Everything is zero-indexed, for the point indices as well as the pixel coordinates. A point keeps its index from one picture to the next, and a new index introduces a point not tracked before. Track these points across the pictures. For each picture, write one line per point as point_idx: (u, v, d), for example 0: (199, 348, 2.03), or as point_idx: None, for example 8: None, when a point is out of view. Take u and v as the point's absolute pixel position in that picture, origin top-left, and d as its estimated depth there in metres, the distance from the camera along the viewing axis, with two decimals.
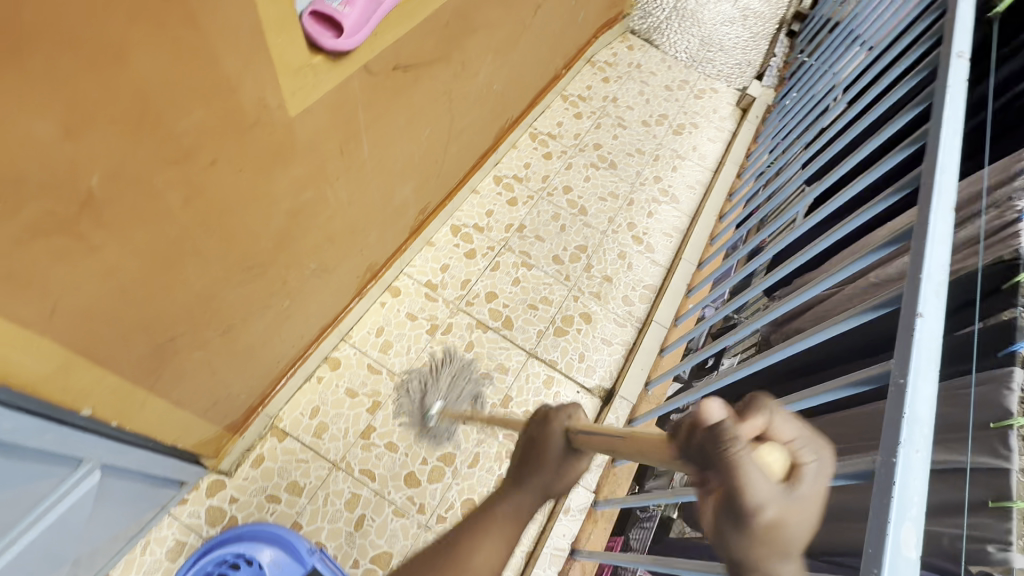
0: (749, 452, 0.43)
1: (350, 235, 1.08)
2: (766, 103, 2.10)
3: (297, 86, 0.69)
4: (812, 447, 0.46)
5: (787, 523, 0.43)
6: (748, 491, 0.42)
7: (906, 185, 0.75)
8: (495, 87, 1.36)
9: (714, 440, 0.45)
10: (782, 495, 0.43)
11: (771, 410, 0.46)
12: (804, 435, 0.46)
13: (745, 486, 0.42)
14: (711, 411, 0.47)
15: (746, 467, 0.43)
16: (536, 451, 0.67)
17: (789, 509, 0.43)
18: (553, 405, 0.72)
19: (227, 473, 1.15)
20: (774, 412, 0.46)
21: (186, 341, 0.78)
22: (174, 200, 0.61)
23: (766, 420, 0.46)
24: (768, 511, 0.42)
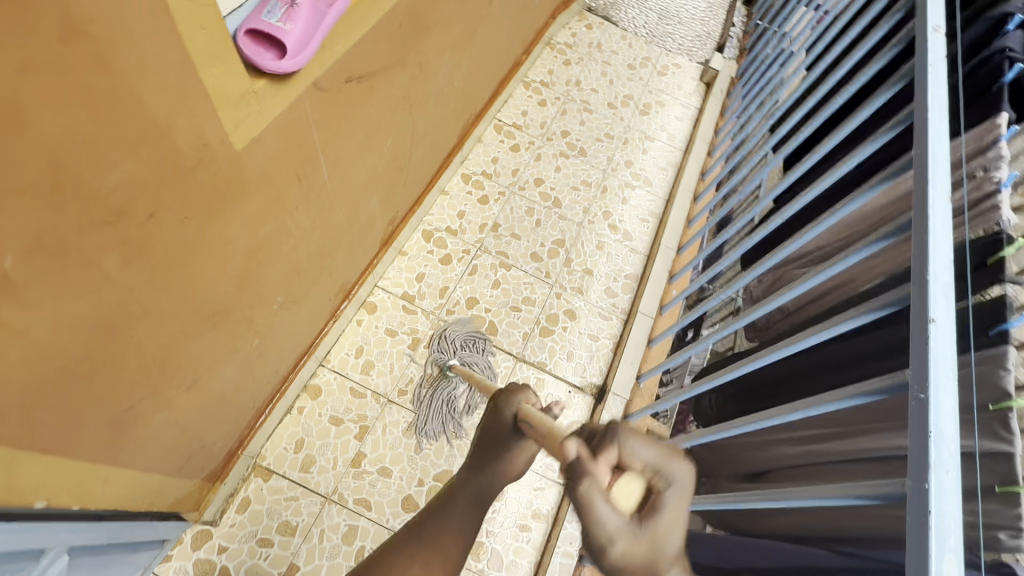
0: (597, 493, 0.52)
1: (317, 261, 1.01)
2: (729, 76, 2.08)
3: (239, 117, 0.61)
4: (664, 472, 0.55)
5: (637, 550, 0.51)
6: (598, 525, 0.52)
7: (899, 170, 0.74)
8: (456, 84, 1.29)
9: (569, 478, 0.56)
10: (629, 528, 0.52)
11: (623, 441, 0.57)
12: (659, 462, 0.56)
13: (593, 521, 0.52)
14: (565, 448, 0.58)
15: (592, 502, 0.52)
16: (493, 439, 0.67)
17: (634, 542, 0.51)
18: (509, 387, 0.73)
19: (211, 522, 1.08)
20: (627, 442, 0.57)
21: (147, 406, 0.71)
22: (110, 263, 0.53)
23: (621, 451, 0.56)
24: (618, 543, 0.51)
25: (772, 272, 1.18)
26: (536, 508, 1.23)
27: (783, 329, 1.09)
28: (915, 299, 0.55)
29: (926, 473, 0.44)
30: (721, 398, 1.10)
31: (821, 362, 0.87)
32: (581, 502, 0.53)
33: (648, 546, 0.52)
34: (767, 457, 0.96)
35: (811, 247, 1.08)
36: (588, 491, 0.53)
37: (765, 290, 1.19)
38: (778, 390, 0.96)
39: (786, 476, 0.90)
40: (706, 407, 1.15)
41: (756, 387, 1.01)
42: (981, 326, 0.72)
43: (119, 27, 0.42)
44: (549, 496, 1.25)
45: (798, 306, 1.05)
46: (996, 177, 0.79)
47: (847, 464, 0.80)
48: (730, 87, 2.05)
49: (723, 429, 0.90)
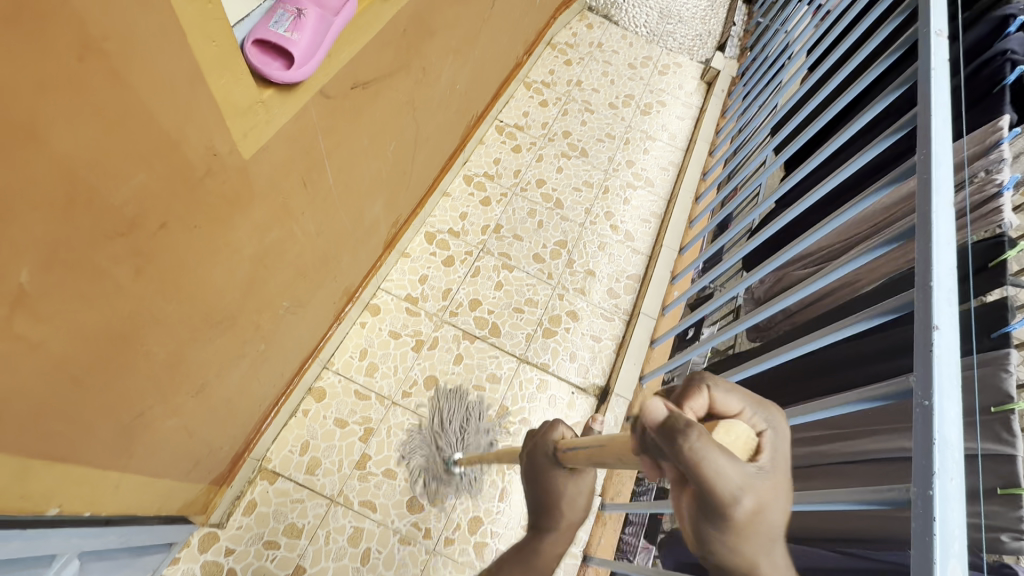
0: (711, 440, 0.36)
1: (322, 265, 1.01)
2: (730, 75, 2.08)
3: (248, 126, 0.61)
4: (762, 414, 0.42)
5: (767, 505, 0.37)
6: (719, 482, 0.36)
7: (902, 175, 0.75)
8: (459, 86, 1.29)
9: (667, 442, 0.36)
10: (751, 478, 0.37)
11: (711, 385, 0.43)
12: (754, 403, 0.43)
13: (711, 478, 0.36)
14: (653, 409, 0.38)
15: (709, 452, 0.35)
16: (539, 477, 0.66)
17: (763, 492, 0.37)
18: (543, 428, 0.71)
19: (218, 525, 1.09)
20: (714, 385, 0.43)
21: (156, 413, 0.71)
22: (123, 274, 0.54)
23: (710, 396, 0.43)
24: (747, 497, 0.36)
25: (774, 274, 1.18)
26: None
27: (785, 329, 1.09)
28: (919, 305, 0.55)
29: (930, 479, 0.44)
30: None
31: (827, 364, 0.87)
32: (692, 459, 0.35)
33: (776, 498, 0.38)
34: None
35: (814, 249, 1.09)
36: (702, 445, 0.35)
37: (767, 291, 1.20)
38: (782, 391, 0.96)
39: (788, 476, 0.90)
40: None
41: (761, 389, 1.02)
42: (984, 329, 0.71)
43: (133, 42, 0.42)
44: None
45: (800, 307, 1.06)
46: (999, 179, 0.79)
47: (848, 465, 0.80)
48: (731, 87, 2.06)
49: None
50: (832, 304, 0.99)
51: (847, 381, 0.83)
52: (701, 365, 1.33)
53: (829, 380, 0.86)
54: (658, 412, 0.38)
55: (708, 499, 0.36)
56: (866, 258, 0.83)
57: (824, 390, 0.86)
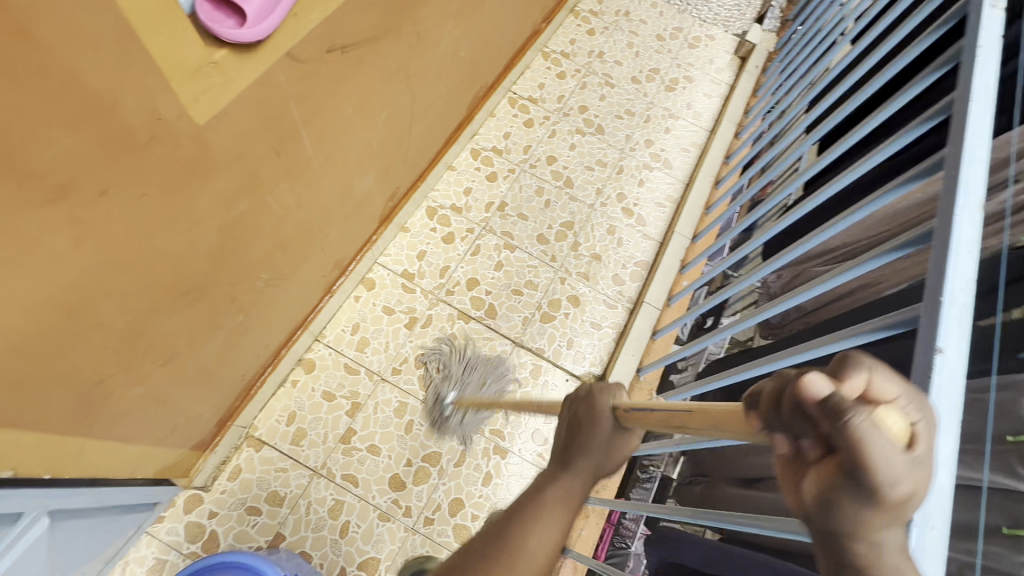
0: (874, 420, 0.32)
1: (306, 237, 0.99)
2: (767, 50, 1.93)
3: (200, 89, 0.57)
4: (917, 403, 0.34)
5: (919, 492, 0.33)
6: (882, 466, 0.32)
7: (929, 169, 0.66)
8: (462, 54, 1.22)
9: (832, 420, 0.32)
10: (909, 467, 0.32)
11: (866, 362, 0.35)
12: (909, 386, 0.35)
13: (872, 460, 0.32)
14: (813, 386, 0.33)
15: (870, 438, 0.31)
16: (585, 428, 0.62)
17: (920, 479, 0.33)
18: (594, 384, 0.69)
19: (203, 487, 1.11)
20: (870, 362, 0.35)
21: (118, 381, 0.71)
22: (59, 241, 0.52)
23: (865, 372, 0.34)
24: (903, 485, 0.32)
25: (791, 268, 1.11)
26: None
27: (797, 328, 1.03)
28: (923, 322, 0.48)
29: (906, 528, 0.38)
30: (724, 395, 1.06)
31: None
32: (855, 438, 0.32)
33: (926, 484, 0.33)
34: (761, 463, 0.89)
35: (833, 245, 1.00)
36: (868, 426, 0.31)
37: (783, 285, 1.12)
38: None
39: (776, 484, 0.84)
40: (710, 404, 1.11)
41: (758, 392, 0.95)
42: (1009, 347, 0.64)
43: None
44: None
45: (816, 307, 0.99)
46: None
47: None
48: (766, 63, 1.91)
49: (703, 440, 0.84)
50: (844, 307, 0.91)
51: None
52: (718, 355, 1.28)
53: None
54: (819, 389, 0.33)
55: (863, 480, 0.32)
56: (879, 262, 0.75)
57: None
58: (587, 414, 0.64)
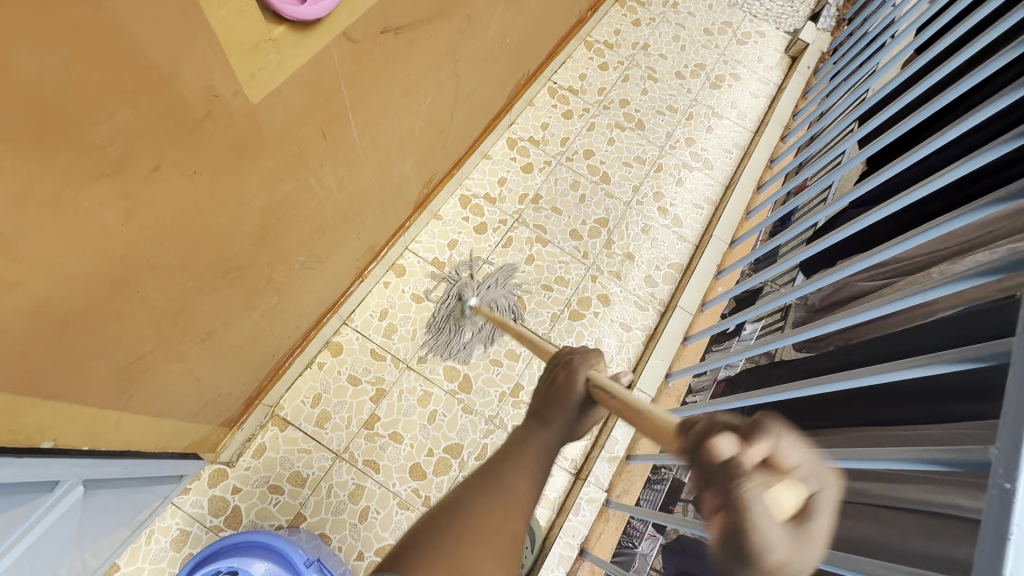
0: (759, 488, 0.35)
1: (342, 222, 0.97)
2: (820, 50, 1.85)
3: (257, 67, 0.56)
4: (814, 477, 0.37)
5: (799, 563, 0.35)
6: (760, 532, 0.34)
7: (1017, 192, 0.62)
8: (509, 40, 1.18)
9: (724, 478, 0.37)
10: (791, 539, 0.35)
11: (775, 431, 0.38)
12: (816, 464, 0.38)
13: (754, 527, 0.35)
14: (721, 447, 0.38)
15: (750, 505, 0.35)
16: (560, 396, 0.61)
17: (798, 549, 0.35)
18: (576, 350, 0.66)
19: (228, 463, 1.12)
20: (780, 431, 0.38)
21: (156, 357, 0.71)
22: (110, 217, 0.51)
23: (770, 440, 0.37)
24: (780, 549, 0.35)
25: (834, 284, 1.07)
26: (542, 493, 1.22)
27: (835, 346, 1.00)
28: (1013, 355, 0.44)
29: None
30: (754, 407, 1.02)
31: (879, 396, 0.76)
32: (738, 502, 0.35)
33: (810, 558, 0.36)
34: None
35: (885, 262, 0.97)
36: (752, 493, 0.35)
37: (823, 299, 1.09)
38: (819, 413, 0.85)
39: None
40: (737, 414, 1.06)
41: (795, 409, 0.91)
42: None
43: None
44: (558, 485, 1.23)
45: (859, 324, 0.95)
46: None
47: (883, 510, 0.67)
48: (818, 64, 1.83)
49: None
50: (894, 327, 0.88)
51: (915, 415, 0.69)
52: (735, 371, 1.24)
53: (882, 413, 0.74)
54: (726, 450, 0.38)
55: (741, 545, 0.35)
56: (944, 289, 0.71)
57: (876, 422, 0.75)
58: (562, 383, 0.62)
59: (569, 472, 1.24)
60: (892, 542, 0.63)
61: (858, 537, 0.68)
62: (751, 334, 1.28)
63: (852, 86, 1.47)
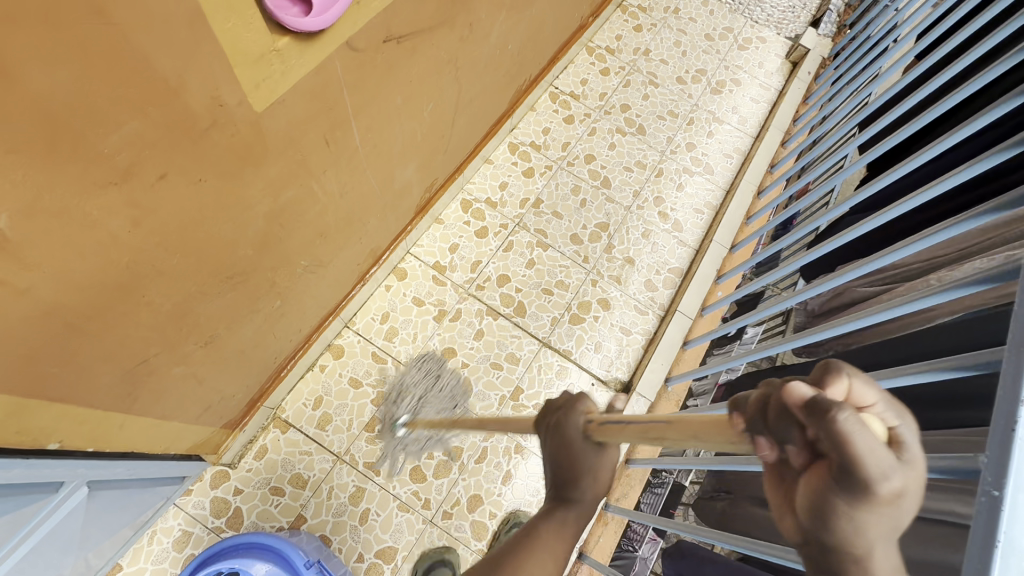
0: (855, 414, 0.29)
1: (344, 226, 0.98)
2: (821, 56, 1.85)
3: (261, 77, 0.57)
4: (895, 407, 0.31)
5: (912, 500, 0.30)
6: (871, 462, 0.28)
7: (1013, 200, 0.62)
8: (510, 47, 1.19)
9: (816, 417, 0.28)
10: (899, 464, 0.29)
11: (845, 369, 0.32)
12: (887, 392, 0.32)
13: (862, 457, 0.28)
14: (798, 389, 0.30)
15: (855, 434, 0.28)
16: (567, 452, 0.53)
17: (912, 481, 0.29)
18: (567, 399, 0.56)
19: (230, 465, 1.13)
20: (847, 369, 0.33)
21: (160, 360, 0.72)
22: (117, 225, 0.52)
23: (843, 380, 0.32)
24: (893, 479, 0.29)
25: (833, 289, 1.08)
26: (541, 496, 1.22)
27: (834, 352, 1.00)
28: (1004, 364, 0.45)
29: None
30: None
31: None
32: (843, 440, 0.28)
33: (924, 493, 0.30)
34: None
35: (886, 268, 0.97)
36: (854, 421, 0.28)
37: (823, 304, 1.09)
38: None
39: None
40: None
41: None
42: None
43: None
44: None
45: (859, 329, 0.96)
46: None
47: None
48: (819, 69, 1.84)
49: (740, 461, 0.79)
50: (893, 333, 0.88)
51: (913, 422, 0.69)
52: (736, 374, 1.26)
53: None
54: (802, 394, 0.30)
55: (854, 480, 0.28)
56: (941, 297, 0.71)
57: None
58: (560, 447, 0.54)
59: None
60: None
61: None
62: (751, 338, 1.28)
63: (853, 92, 1.47)
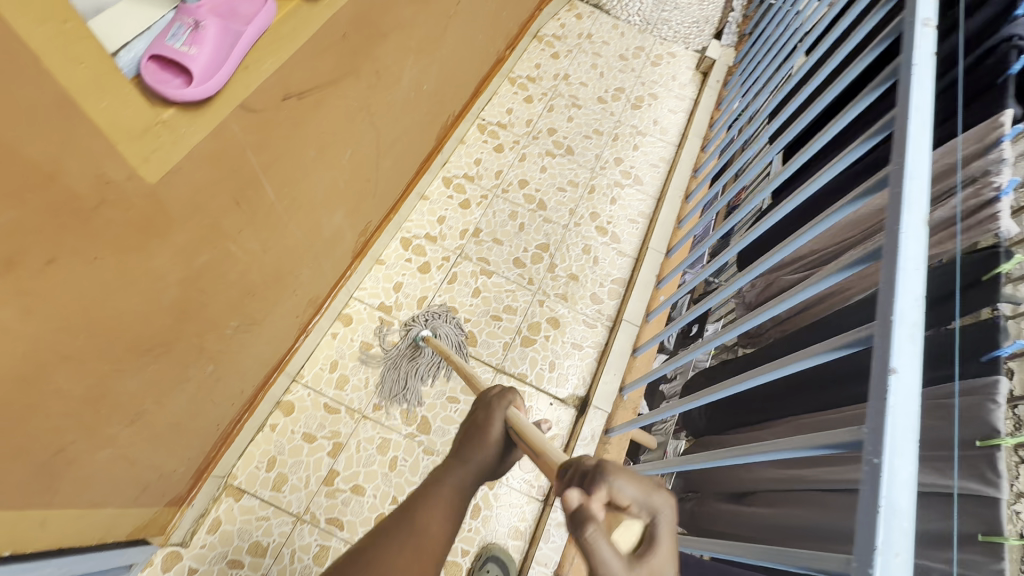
0: (599, 527, 0.42)
1: (274, 281, 0.98)
2: (727, 64, 1.98)
3: (150, 149, 0.57)
4: (650, 505, 0.45)
5: None
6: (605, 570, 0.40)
7: (873, 188, 0.67)
8: (426, 86, 1.23)
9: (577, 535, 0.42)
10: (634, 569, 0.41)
11: (607, 479, 0.46)
12: (649, 495, 0.45)
13: (602, 566, 0.40)
14: (568, 499, 0.44)
15: (591, 544, 0.41)
16: (479, 435, 0.67)
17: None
18: (497, 387, 0.71)
19: (181, 543, 1.07)
20: (614, 476, 0.46)
21: (81, 447, 0.69)
22: (7, 315, 0.51)
23: (605, 487, 0.45)
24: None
25: (765, 278, 1.13)
26: (513, 525, 1.20)
27: (775, 338, 1.04)
28: (876, 340, 0.49)
29: (871, 558, 0.39)
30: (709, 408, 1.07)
31: (809, 383, 0.83)
32: (587, 546, 0.41)
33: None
34: (754, 479, 0.88)
35: (806, 251, 1.03)
36: (595, 535, 0.41)
37: (758, 295, 1.14)
38: (767, 407, 0.91)
39: (770, 498, 0.83)
40: (695, 415, 1.11)
41: (746, 403, 0.97)
42: (971, 352, 0.69)
43: None
44: (526, 513, 1.22)
45: (790, 315, 1.00)
46: (996, 183, 0.77)
47: (826, 494, 0.72)
48: (727, 77, 1.96)
49: (694, 463, 0.81)
50: (819, 314, 0.94)
51: (845, 396, 0.77)
52: (706, 364, 1.25)
53: (814, 400, 0.82)
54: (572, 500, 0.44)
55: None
56: (839, 277, 0.76)
57: (813, 408, 0.82)
58: (481, 423, 0.67)
59: (538, 498, 1.23)
60: (840, 523, 0.69)
61: (803, 520, 0.74)
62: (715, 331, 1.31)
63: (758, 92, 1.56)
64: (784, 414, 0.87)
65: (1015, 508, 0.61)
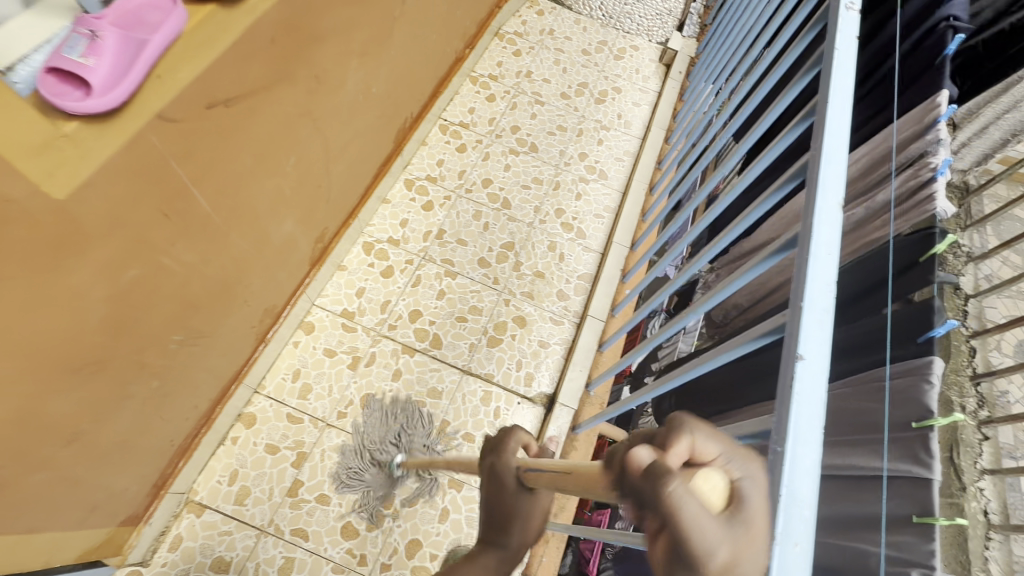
0: (686, 485, 0.31)
1: (220, 292, 0.96)
2: (689, 55, 1.97)
3: (53, 163, 0.54)
4: (742, 461, 0.35)
5: (743, 560, 0.31)
6: (696, 536, 0.30)
7: (795, 176, 0.67)
8: (375, 89, 1.21)
9: (649, 488, 0.32)
10: (728, 531, 0.31)
11: (688, 427, 0.36)
12: (734, 448, 0.36)
13: (688, 530, 0.30)
14: (638, 457, 0.34)
15: (678, 505, 0.30)
16: (497, 504, 0.58)
17: (742, 549, 0.31)
18: (500, 435, 0.63)
19: (142, 563, 1.06)
20: (693, 426, 0.36)
21: (11, 471, 0.68)
22: None
23: (687, 440, 0.36)
24: (723, 548, 0.31)
25: (726, 266, 1.14)
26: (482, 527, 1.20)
27: (739, 326, 1.03)
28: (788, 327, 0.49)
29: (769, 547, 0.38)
30: (680, 398, 1.07)
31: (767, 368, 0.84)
32: (671, 509, 0.30)
33: (763, 547, 0.33)
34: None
35: (762, 239, 1.03)
36: (680, 494, 0.31)
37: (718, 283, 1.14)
38: (730, 396, 0.93)
39: None
40: (667, 409, 1.11)
41: (714, 392, 0.97)
42: (908, 335, 0.68)
43: None
44: None
45: (752, 303, 1.00)
46: (932, 164, 0.76)
47: None
48: (690, 67, 1.95)
49: None
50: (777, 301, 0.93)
51: None
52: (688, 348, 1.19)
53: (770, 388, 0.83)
54: (643, 460, 0.34)
55: (685, 554, 0.30)
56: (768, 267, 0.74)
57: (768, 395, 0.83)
58: (493, 487, 0.59)
59: None
60: None
61: None
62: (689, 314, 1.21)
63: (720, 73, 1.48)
64: (743, 403, 0.88)
65: (977, 486, 0.65)
